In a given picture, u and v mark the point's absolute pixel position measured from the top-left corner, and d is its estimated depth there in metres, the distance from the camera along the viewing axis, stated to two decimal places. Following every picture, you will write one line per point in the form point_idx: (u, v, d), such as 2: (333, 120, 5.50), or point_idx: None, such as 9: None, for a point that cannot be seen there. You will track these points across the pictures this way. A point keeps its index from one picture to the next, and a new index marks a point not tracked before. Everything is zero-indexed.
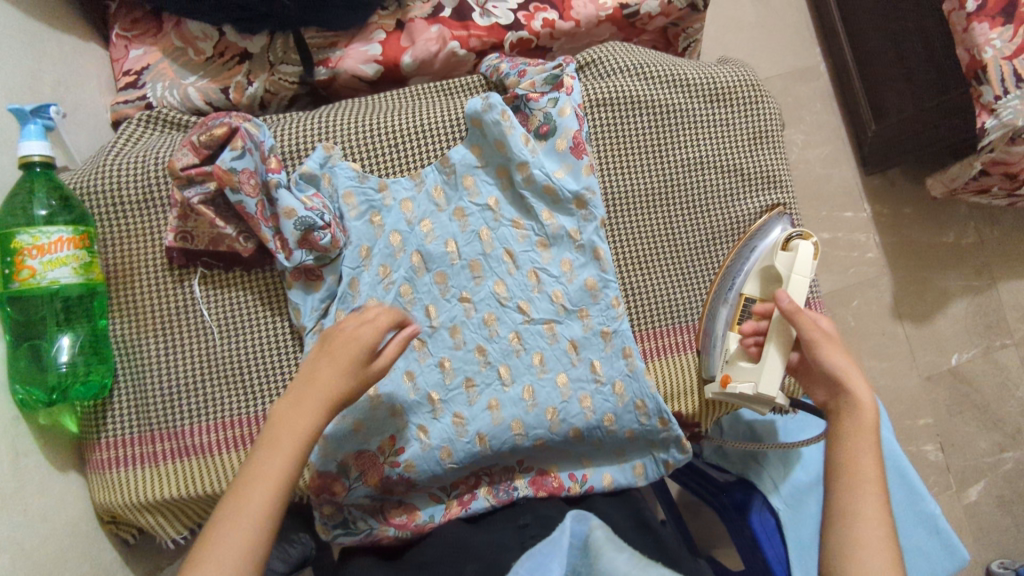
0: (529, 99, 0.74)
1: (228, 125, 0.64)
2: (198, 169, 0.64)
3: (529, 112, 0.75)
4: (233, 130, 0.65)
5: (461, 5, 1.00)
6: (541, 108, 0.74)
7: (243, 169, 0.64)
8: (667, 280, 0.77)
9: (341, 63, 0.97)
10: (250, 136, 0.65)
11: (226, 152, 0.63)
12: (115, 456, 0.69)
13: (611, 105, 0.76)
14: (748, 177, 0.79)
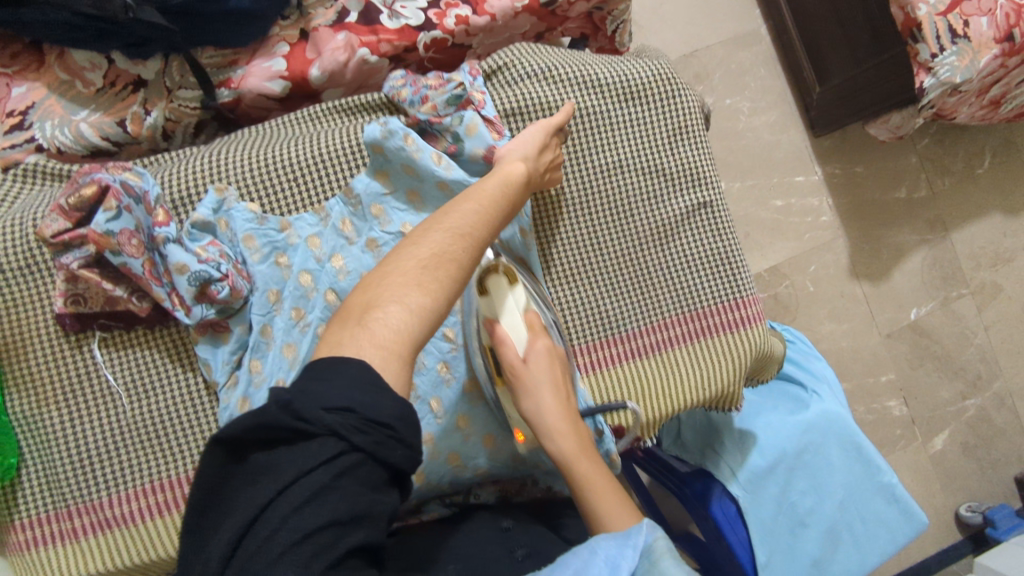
0: (433, 123, 0.70)
1: (97, 185, 0.60)
2: (72, 233, 0.61)
3: (437, 134, 0.71)
4: (105, 188, 0.61)
5: (367, 8, 0.95)
6: (447, 128, 0.70)
7: (122, 230, 0.61)
8: (595, 291, 0.73)
9: (244, 83, 0.92)
10: (126, 192, 0.61)
11: (100, 214, 0.60)
12: (33, 537, 0.66)
13: (522, 115, 0.72)
14: (672, 176, 0.74)
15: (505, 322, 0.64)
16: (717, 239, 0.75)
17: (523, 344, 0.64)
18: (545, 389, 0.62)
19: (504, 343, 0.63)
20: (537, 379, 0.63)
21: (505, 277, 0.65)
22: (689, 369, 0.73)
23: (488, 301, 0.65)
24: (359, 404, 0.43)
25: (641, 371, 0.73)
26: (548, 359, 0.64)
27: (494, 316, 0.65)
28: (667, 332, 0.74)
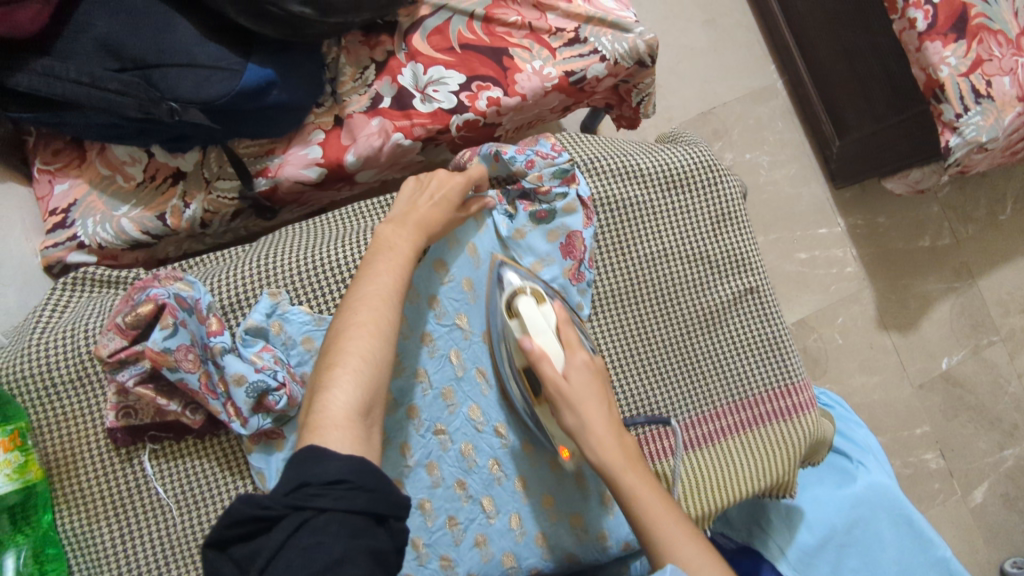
0: (538, 193, 0.70)
1: (155, 302, 0.60)
2: (128, 350, 0.60)
3: (536, 203, 0.71)
4: (160, 305, 0.60)
5: (400, 92, 0.97)
6: (549, 202, 0.70)
7: (178, 346, 0.60)
8: (645, 382, 0.72)
9: (281, 171, 0.92)
10: (181, 307, 0.62)
11: (157, 331, 0.59)
12: None
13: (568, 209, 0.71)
14: (717, 262, 0.74)
15: (539, 339, 0.61)
16: (765, 323, 0.74)
17: (561, 359, 0.60)
18: (594, 406, 0.58)
19: (543, 360, 0.59)
20: (581, 397, 0.59)
21: (532, 298, 0.64)
22: (743, 459, 0.72)
23: (519, 323, 0.63)
24: (306, 475, 0.46)
25: (694, 463, 0.71)
26: (590, 371, 0.60)
27: (527, 335, 0.61)
28: (719, 422, 0.72)
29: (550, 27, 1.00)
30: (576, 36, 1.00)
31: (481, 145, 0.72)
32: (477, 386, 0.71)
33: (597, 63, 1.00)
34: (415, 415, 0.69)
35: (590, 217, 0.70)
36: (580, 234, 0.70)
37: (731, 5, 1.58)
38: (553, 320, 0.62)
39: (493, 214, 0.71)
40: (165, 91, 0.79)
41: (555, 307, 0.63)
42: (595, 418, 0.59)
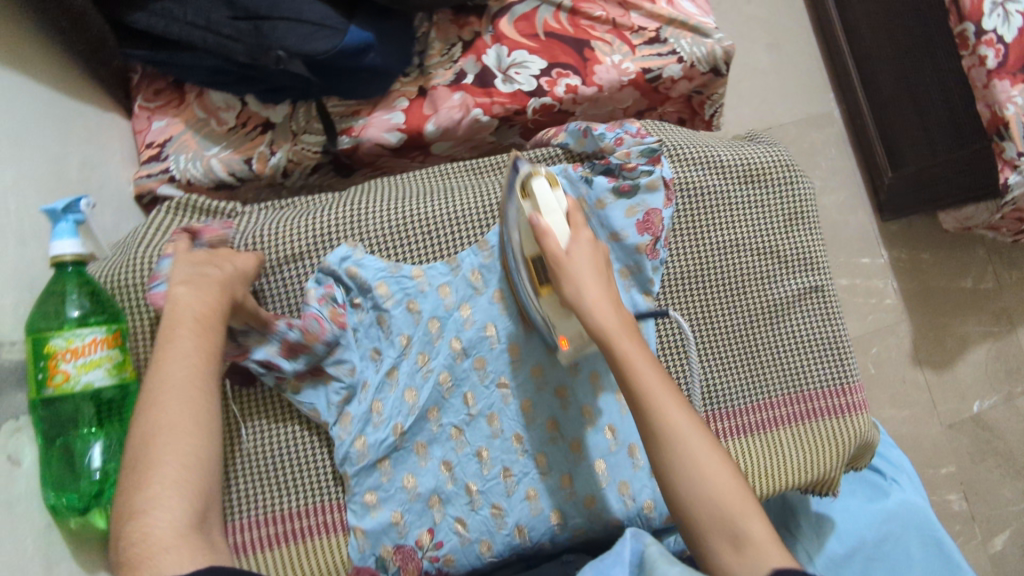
0: (623, 168, 0.72)
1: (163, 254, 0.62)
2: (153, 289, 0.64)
3: (620, 178, 0.73)
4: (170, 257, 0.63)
5: (483, 71, 1.01)
6: (633, 178, 0.72)
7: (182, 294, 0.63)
8: (704, 365, 0.74)
9: (364, 132, 0.96)
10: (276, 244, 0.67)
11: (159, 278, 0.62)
12: None
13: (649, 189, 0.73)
14: (785, 258, 0.76)
15: (547, 217, 0.63)
16: (825, 323, 0.76)
17: (566, 238, 0.63)
18: (593, 281, 0.61)
19: (546, 236, 0.62)
20: (580, 268, 0.62)
21: (548, 179, 0.65)
22: (792, 451, 0.73)
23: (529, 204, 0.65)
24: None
25: (744, 448, 0.73)
26: (591, 249, 0.63)
27: (537, 213, 0.64)
28: (772, 411, 0.74)
29: (632, 24, 1.04)
30: (657, 36, 1.04)
31: (571, 123, 0.77)
32: (541, 347, 0.75)
33: (674, 64, 1.03)
34: (481, 367, 0.74)
35: (671, 199, 0.73)
36: (658, 212, 0.72)
37: (796, 30, 1.62)
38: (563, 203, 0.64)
39: (576, 182, 0.74)
40: (273, 41, 0.82)
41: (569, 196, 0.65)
42: (593, 291, 0.62)
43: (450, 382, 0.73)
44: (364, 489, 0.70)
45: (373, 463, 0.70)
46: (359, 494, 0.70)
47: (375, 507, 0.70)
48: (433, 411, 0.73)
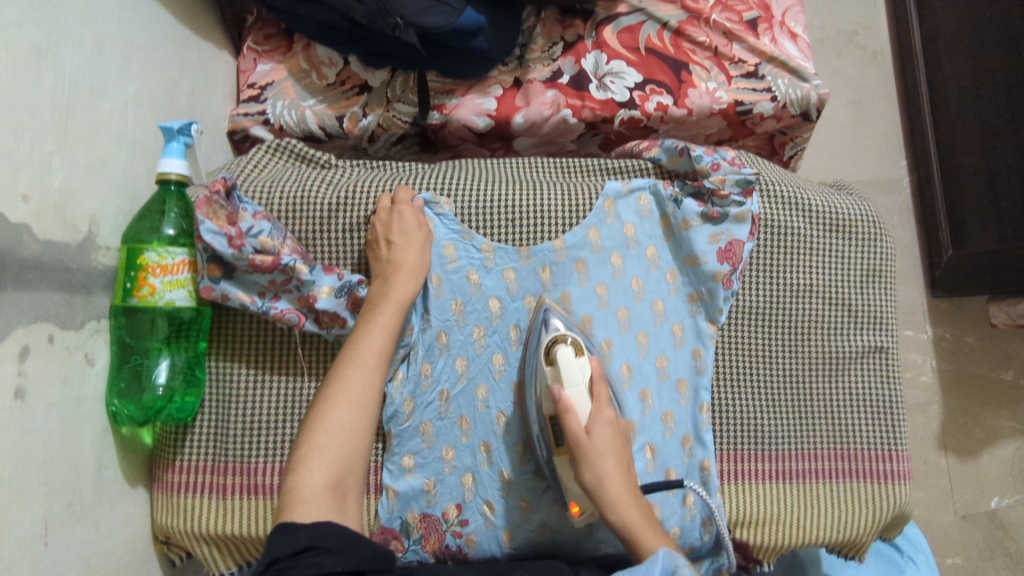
0: (715, 194, 0.72)
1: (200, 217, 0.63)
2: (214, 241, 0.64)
3: (710, 203, 0.73)
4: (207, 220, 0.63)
5: (580, 74, 1.02)
6: (724, 206, 0.73)
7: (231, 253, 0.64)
8: (758, 403, 0.73)
9: (455, 112, 0.98)
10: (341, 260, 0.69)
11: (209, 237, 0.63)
12: (185, 481, 0.69)
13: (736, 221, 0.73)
14: (856, 314, 0.75)
15: (568, 391, 0.61)
16: (884, 386, 0.75)
17: (587, 416, 0.60)
18: (609, 461, 0.58)
19: (568, 412, 0.59)
20: (602, 451, 0.58)
21: (572, 348, 0.64)
22: (830, 507, 0.72)
23: (554, 371, 0.63)
24: (275, 550, 0.48)
25: (783, 494, 0.72)
26: (610, 432, 0.60)
27: (558, 384, 0.62)
28: (817, 463, 0.73)
29: (733, 55, 1.05)
30: (755, 70, 1.05)
31: (667, 138, 0.77)
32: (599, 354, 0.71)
33: (767, 101, 1.04)
34: None
35: (754, 233, 0.73)
36: (741, 243, 0.72)
37: (880, 90, 1.60)
38: (588, 373, 0.63)
39: (665, 202, 0.74)
40: (393, 8, 0.83)
41: (592, 362, 0.63)
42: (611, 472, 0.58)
43: (502, 364, 0.72)
44: (403, 452, 0.70)
45: (417, 426, 0.70)
46: (398, 455, 0.70)
47: (410, 471, 0.70)
48: (482, 388, 0.72)
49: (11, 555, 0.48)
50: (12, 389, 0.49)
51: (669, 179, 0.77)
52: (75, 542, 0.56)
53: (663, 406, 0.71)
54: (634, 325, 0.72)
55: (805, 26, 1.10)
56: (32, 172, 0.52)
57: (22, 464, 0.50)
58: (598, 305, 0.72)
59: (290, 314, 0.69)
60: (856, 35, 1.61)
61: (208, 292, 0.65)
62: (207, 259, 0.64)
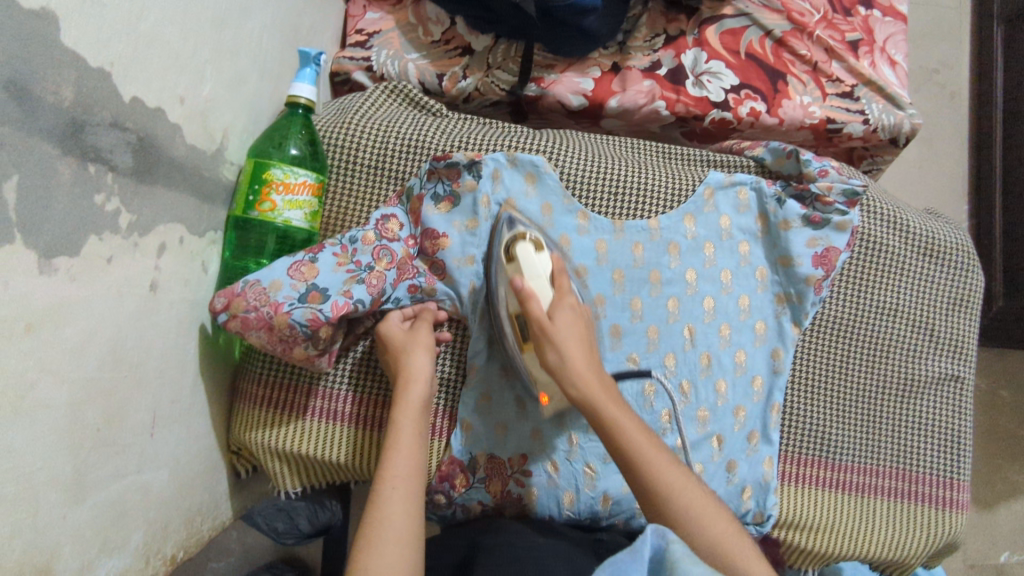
0: (820, 201, 0.74)
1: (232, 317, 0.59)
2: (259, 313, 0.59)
3: (813, 211, 0.75)
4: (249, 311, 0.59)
5: (678, 68, 1.03)
6: (825, 212, 0.74)
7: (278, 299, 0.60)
8: (829, 413, 0.75)
9: (552, 86, 0.99)
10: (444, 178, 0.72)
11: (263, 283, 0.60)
12: (261, 397, 0.70)
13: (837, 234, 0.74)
14: (937, 340, 0.77)
15: (532, 280, 0.63)
16: (953, 414, 0.77)
17: (551, 302, 0.62)
18: (577, 344, 0.60)
19: (533, 300, 0.61)
20: (566, 335, 0.60)
21: (533, 245, 0.65)
22: (880, 521, 0.75)
23: (514, 267, 0.65)
24: None
25: (838, 503, 0.74)
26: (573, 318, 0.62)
27: (520, 275, 0.63)
28: (876, 479, 0.76)
29: (831, 73, 1.05)
30: (851, 91, 1.05)
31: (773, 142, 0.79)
32: (680, 339, 0.74)
33: (858, 123, 1.04)
34: (617, 336, 0.73)
35: (851, 245, 0.75)
36: (838, 252, 0.74)
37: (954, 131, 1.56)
38: (549, 266, 0.64)
39: (766, 198, 0.76)
40: None
41: (551, 256, 0.65)
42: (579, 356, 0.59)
43: None
44: (478, 391, 0.72)
45: (496, 370, 0.72)
46: (475, 391, 0.71)
47: (484, 411, 0.71)
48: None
49: (126, 439, 0.50)
50: (148, 281, 0.51)
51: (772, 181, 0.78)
52: (169, 441, 0.58)
53: (735, 400, 0.74)
54: (719, 315, 0.74)
55: (905, 55, 1.10)
56: (190, 78, 0.54)
57: (147, 353, 0.52)
58: (685, 290, 0.74)
59: (384, 251, 0.69)
60: (935, 74, 1.55)
61: (320, 322, 0.62)
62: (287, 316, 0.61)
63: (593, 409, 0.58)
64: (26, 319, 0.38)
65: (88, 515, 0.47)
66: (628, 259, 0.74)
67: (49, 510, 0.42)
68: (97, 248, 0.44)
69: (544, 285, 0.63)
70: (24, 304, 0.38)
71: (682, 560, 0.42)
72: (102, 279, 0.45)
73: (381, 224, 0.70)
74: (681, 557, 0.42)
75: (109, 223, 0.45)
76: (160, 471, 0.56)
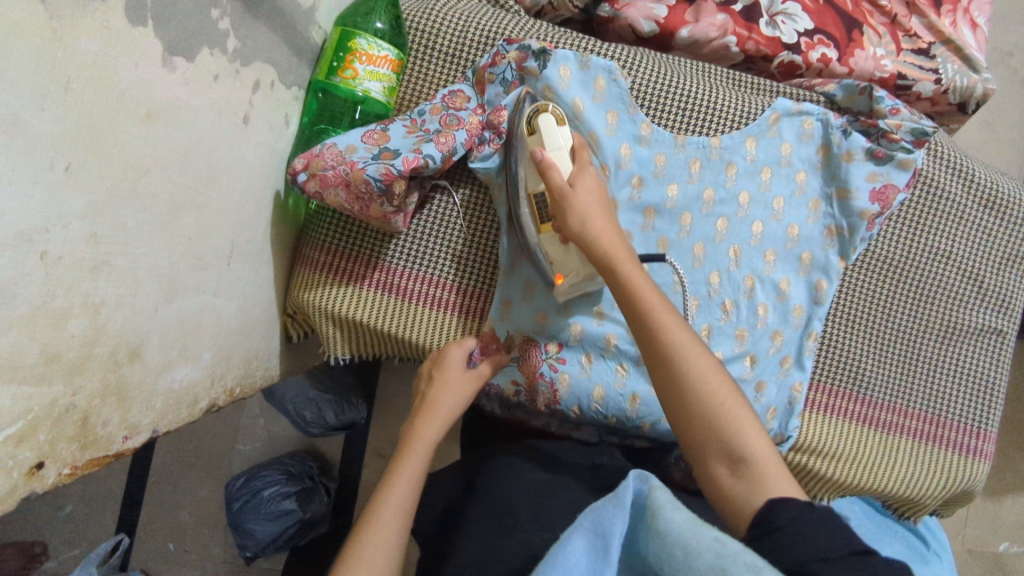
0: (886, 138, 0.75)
1: (314, 188, 0.63)
2: (335, 171, 0.63)
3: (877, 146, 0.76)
4: (337, 176, 0.63)
5: (754, 6, 0.99)
6: (890, 149, 0.76)
7: (348, 159, 0.64)
8: (866, 348, 0.78)
9: (625, 9, 0.99)
10: (507, 62, 0.73)
11: (342, 146, 0.65)
12: (321, 262, 0.74)
13: (902, 175, 0.76)
14: (984, 292, 0.79)
15: (551, 152, 0.63)
16: (988, 366, 0.80)
17: (569, 173, 0.63)
18: (591, 198, 0.62)
19: (550, 170, 0.62)
20: (584, 202, 0.62)
21: (554, 118, 0.65)
22: (902, 459, 0.78)
23: (535, 139, 0.65)
24: None
25: (863, 437, 0.78)
26: (593, 186, 0.63)
27: (541, 148, 0.64)
28: (902, 418, 0.79)
29: (910, 28, 1.04)
30: (927, 49, 1.03)
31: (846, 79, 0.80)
32: (725, 259, 0.76)
33: (929, 81, 1.02)
34: (663, 247, 0.76)
35: (911, 185, 0.76)
36: (896, 190, 0.75)
37: None
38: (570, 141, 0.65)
39: (831, 130, 0.77)
40: None
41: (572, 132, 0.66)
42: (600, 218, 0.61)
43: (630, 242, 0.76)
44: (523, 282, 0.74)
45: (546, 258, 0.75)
46: (521, 275, 0.74)
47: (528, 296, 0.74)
48: None
49: (208, 260, 0.54)
50: (242, 113, 0.54)
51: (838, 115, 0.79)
52: (241, 279, 0.61)
53: (773, 324, 0.76)
54: (765, 240, 0.76)
55: (988, 18, 1.07)
56: None
57: (233, 184, 0.55)
58: (735, 212, 0.76)
59: (450, 117, 0.71)
60: (1008, 57, 1.33)
61: (392, 177, 0.64)
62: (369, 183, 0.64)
63: (612, 271, 0.59)
64: (147, 107, 0.41)
65: (175, 317, 0.51)
66: (686, 176, 0.76)
67: (145, 298, 0.46)
68: (207, 63, 0.46)
69: (567, 159, 0.64)
70: (147, 89, 0.41)
71: (664, 507, 0.41)
72: (208, 93, 0.48)
73: (448, 97, 0.73)
74: (664, 503, 0.42)
75: (219, 41, 0.47)
76: (231, 302, 0.60)
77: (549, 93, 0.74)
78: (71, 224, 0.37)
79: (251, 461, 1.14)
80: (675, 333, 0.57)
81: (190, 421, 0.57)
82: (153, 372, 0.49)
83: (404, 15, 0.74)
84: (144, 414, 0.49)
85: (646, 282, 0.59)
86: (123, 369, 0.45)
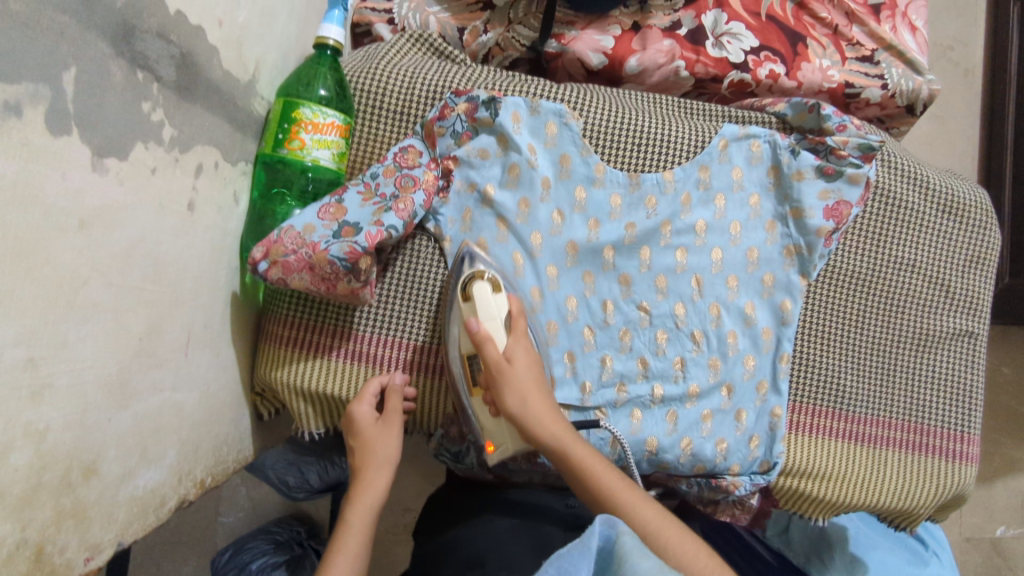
0: (835, 155, 0.76)
1: (276, 276, 0.61)
2: (298, 258, 0.61)
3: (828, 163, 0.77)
4: (302, 263, 0.62)
5: (698, 29, 1.01)
6: (841, 166, 0.76)
7: (300, 238, 0.62)
8: (841, 363, 0.78)
9: (572, 44, 0.99)
10: (454, 113, 0.72)
11: (298, 225, 0.63)
12: (284, 337, 0.71)
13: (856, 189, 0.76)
14: (951, 296, 0.80)
15: (486, 322, 0.66)
16: (963, 369, 0.80)
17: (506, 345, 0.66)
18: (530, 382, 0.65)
19: (487, 344, 0.64)
20: (520, 375, 0.65)
21: (490, 285, 0.67)
22: (891, 473, 0.78)
23: (470, 306, 0.67)
24: None
25: (849, 454, 0.77)
26: (529, 359, 0.66)
27: (476, 318, 0.66)
28: (885, 431, 0.78)
29: (852, 37, 1.06)
30: (870, 56, 1.05)
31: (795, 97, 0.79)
32: (689, 289, 0.76)
33: (876, 88, 1.04)
34: (626, 284, 0.75)
35: (864, 198, 0.77)
36: (848, 206, 0.76)
37: None
38: (505, 310, 0.67)
39: (780, 151, 0.77)
40: None
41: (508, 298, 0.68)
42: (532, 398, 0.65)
43: (593, 283, 0.76)
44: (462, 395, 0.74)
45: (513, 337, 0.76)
46: None
47: None
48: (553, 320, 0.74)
49: (162, 358, 0.51)
50: (186, 201, 0.52)
51: (789, 134, 0.80)
52: (202, 366, 0.59)
53: (744, 350, 0.76)
54: (726, 267, 0.76)
55: (926, 21, 1.10)
56: (227, 3, 0.54)
57: (183, 274, 0.53)
58: (695, 242, 0.76)
59: (404, 177, 0.70)
60: (950, 50, 1.35)
61: (359, 254, 0.63)
62: (333, 261, 0.62)
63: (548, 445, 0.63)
64: (80, 216, 0.39)
65: (132, 422, 0.48)
66: (644, 212, 0.76)
67: (96, 409, 0.43)
68: (143, 157, 0.45)
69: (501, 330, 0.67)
70: (80, 198, 0.39)
71: (631, 554, 0.41)
72: (147, 188, 0.46)
73: (400, 156, 0.71)
74: (631, 549, 0.42)
75: (154, 133, 0.45)
76: (193, 393, 0.57)
77: (504, 142, 0.74)
78: (4, 354, 0.34)
79: (236, 534, 1.10)
80: (606, 478, 0.61)
81: (158, 525, 0.54)
82: (113, 484, 0.47)
83: (348, 77, 0.73)
84: (106, 531, 0.46)
85: (590, 450, 0.63)
86: (77, 489, 0.42)
